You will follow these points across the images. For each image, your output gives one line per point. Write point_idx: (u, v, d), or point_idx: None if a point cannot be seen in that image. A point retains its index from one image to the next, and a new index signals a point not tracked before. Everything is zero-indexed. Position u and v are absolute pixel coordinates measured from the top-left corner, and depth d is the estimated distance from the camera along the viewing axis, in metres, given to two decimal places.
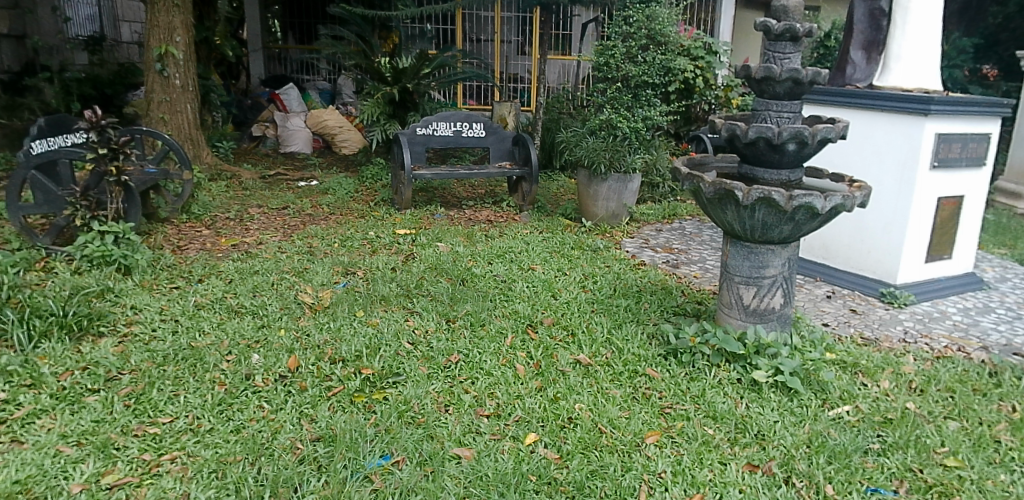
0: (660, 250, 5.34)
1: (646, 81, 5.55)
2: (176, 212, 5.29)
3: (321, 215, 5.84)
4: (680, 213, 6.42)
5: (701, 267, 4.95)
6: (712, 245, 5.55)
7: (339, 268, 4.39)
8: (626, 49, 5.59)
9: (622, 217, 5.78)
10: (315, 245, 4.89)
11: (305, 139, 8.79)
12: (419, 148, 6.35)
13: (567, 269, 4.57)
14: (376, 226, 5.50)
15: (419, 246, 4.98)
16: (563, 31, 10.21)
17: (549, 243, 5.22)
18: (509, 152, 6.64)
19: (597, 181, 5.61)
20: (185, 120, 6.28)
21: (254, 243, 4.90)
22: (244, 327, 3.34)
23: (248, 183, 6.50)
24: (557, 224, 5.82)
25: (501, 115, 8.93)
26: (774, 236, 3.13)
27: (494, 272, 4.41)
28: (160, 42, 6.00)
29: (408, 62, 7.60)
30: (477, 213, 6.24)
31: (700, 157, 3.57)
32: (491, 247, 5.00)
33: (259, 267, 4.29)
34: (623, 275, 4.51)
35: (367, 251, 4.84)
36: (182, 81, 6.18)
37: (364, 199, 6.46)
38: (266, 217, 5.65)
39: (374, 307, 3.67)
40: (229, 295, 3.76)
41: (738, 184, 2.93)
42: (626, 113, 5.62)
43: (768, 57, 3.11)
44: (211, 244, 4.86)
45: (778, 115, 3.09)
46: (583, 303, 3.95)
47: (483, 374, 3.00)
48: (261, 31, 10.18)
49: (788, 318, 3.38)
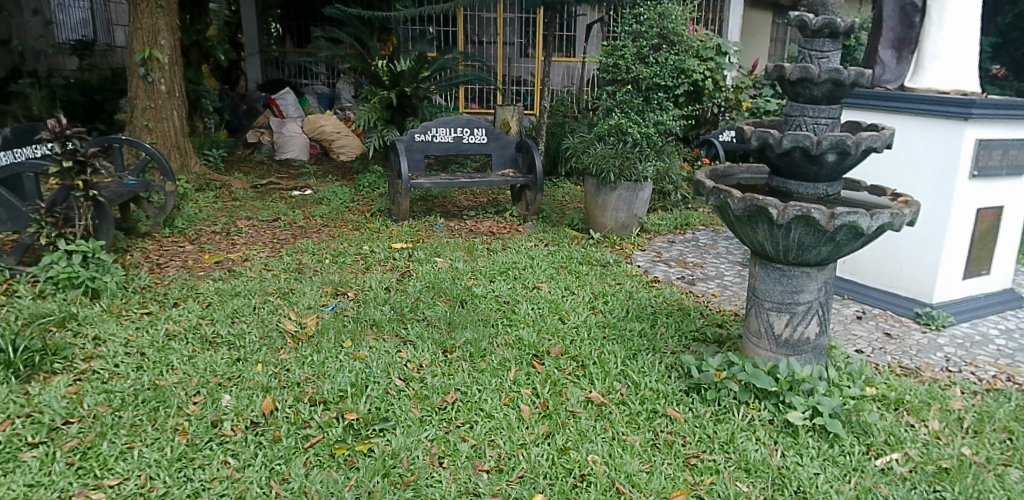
0: (674, 264, 4.99)
1: (658, 84, 5.11)
2: (157, 226, 4.97)
3: (314, 227, 5.51)
4: (694, 222, 6.06)
5: (720, 284, 4.60)
6: (729, 258, 5.20)
7: (329, 288, 4.05)
8: (637, 49, 5.15)
9: (632, 228, 5.45)
10: (304, 262, 4.56)
11: (302, 145, 8.48)
12: (417, 155, 6.01)
13: (575, 288, 4.22)
14: (371, 240, 5.17)
15: (416, 262, 4.63)
16: (565, 32, 10.00)
17: (556, 257, 4.87)
18: (512, 158, 6.30)
19: (606, 190, 5.29)
20: (171, 128, 5.95)
21: (239, 260, 4.57)
22: (217, 361, 2.99)
23: (238, 193, 6.18)
24: (563, 236, 5.49)
25: (504, 120, 8.63)
26: (810, 258, 2.78)
27: (497, 292, 4.05)
28: (144, 46, 5.68)
29: (406, 66, 7.24)
30: (479, 224, 5.90)
31: (725, 168, 3.20)
32: (494, 263, 4.66)
33: (242, 287, 3.96)
34: (636, 294, 4.16)
35: (359, 269, 4.51)
36: (167, 86, 5.86)
37: (360, 209, 6.13)
38: (255, 230, 5.33)
39: (363, 335, 3.33)
40: (205, 321, 3.43)
41: (772, 201, 2.58)
42: (637, 118, 5.23)
43: (803, 56, 2.77)
44: (193, 261, 4.54)
45: (814, 121, 2.76)
46: (594, 327, 3.59)
47: (483, 417, 2.66)
48: (258, 34, 9.87)
49: (824, 348, 3.04)
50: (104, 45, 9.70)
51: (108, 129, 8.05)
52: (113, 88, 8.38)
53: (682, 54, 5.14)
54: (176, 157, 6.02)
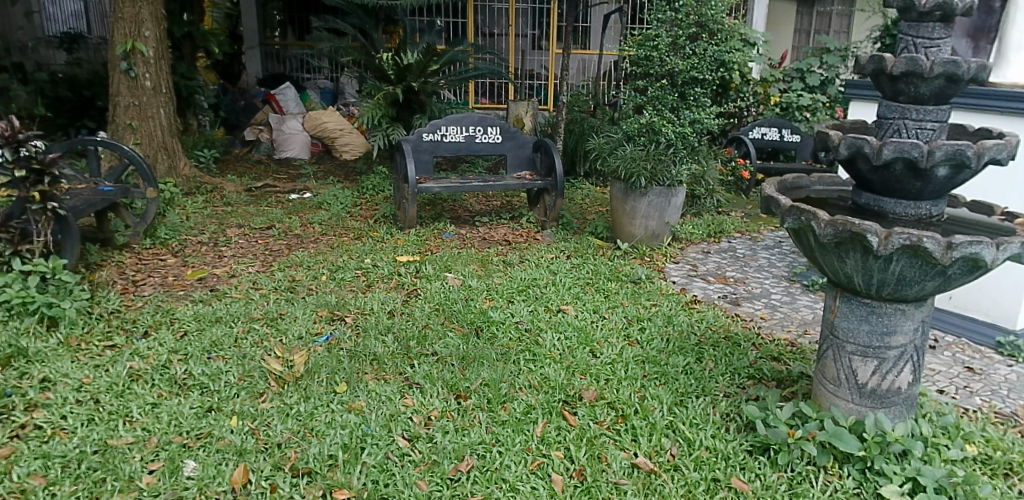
0: (713, 279, 4.47)
1: (695, 78, 4.62)
2: (137, 236, 4.47)
3: (311, 236, 5.02)
4: (728, 229, 5.55)
5: (768, 305, 4.07)
6: (772, 273, 4.67)
7: (324, 312, 3.56)
8: (671, 39, 4.61)
9: (663, 237, 4.93)
10: (297, 279, 4.05)
11: (302, 143, 8.02)
12: (425, 156, 5.50)
13: (605, 311, 3.69)
14: (374, 252, 4.66)
15: (424, 279, 4.11)
16: (579, 24, 9.43)
17: (580, 272, 4.35)
18: (529, 159, 5.79)
19: (635, 196, 4.75)
20: (158, 126, 5.45)
21: (225, 277, 4.07)
22: (184, 412, 2.47)
23: (230, 197, 5.70)
24: (587, 245, 4.98)
25: (517, 116, 8.16)
26: (909, 294, 2.26)
27: (516, 316, 3.54)
28: (126, 38, 5.18)
29: (413, 58, 6.70)
30: (492, 232, 5.39)
31: (794, 179, 2.70)
32: (513, 279, 4.15)
33: (224, 311, 3.47)
34: (675, 318, 3.64)
35: (360, 287, 4.00)
36: (153, 82, 5.36)
37: (363, 214, 5.64)
38: (247, 240, 4.84)
39: (361, 375, 2.83)
40: (178, 358, 2.92)
41: (872, 227, 2.06)
42: (671, 116, 4.75)
43: (904, 45, 2.23)
44: (174, 277, 4.05)
45: (918, 125, 2.22)
46: (632, 363, 3.06)
47: (505, 492, 2.15)
48: (258, 27, 9.39)
49: (915, 398, 2.52)
50: (97, 38, 9.24)
51: (98, 126, 7.58)
52: (103, 84, 7.90)
53: (724, 45, 4.61)
54: (164, 158, 5.52)
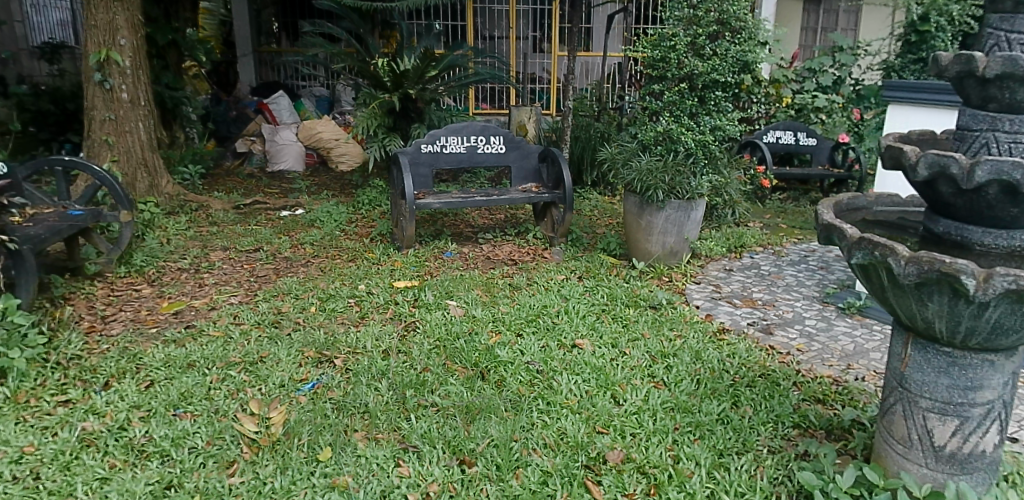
0: (739, 302, 4.08)
1: (715, 81, 4.26)
2: (111, 264, 4.07)
3: (301, 259, 4.65)
4: (749, 243, 5.18)
5: (803, 333, 3.68)
6: (802, 292, 4.30)
7: (310, 352, 3.17)
8: (689, 38, 4.23)
9: (682, 255, 4.54)
10: (283, 312, 3.67)
11: (296, 154, 7.66)
12: (424, 169, 5.13)
13: (625, 345, 3.31)
14: (368, 276, 4.28)
15: (423, 309, 3.73)
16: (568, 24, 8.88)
17: (595, 297, 3.97)
18: (535, 171, 5.41)
19: (651, 211, 4.34)
20: (137, 141, 5.07)
21: (204, 309, 3.70)
22: (137, 492, 2.11)
23: (216, 216, 5.33)
24: (599, 263, 4.61)
25: (520, 122, 7.79)
26: (1003, 344, 1.88)
27: (526, 354, 3.15)
28: (99, 47, 4.81)
29: (410, 64, 6.33)
30: (497, 250, 5.02)
31: (850, 198, 2.39)
32: (521, 307, 3.77)
33: (198, 354, 3.10)
34: (704, 352, 3.25)
35: (352, 319, 3.62)
36: (130, 94, 4.99)
37: (358, 232, 5.27)
38: (231, 265, 4.47)
39: (348, 435, 2.46)
40: (140, 415, 2.56)
41: (968, 267, 1.68)
42: (689, 123, 4.37)
43: (995, 42, 1.85)
44: (148, 311, 3.68)
45: (1013, 138, 1.83)
46: (660, 412, 2.69)
47: None
48: (250, 33, 9.04)
49: (1000, 461, 2.15)
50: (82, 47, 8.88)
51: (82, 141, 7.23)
52: None
53: (747, 43, 4.26)
54: (145, 176, 5.15)
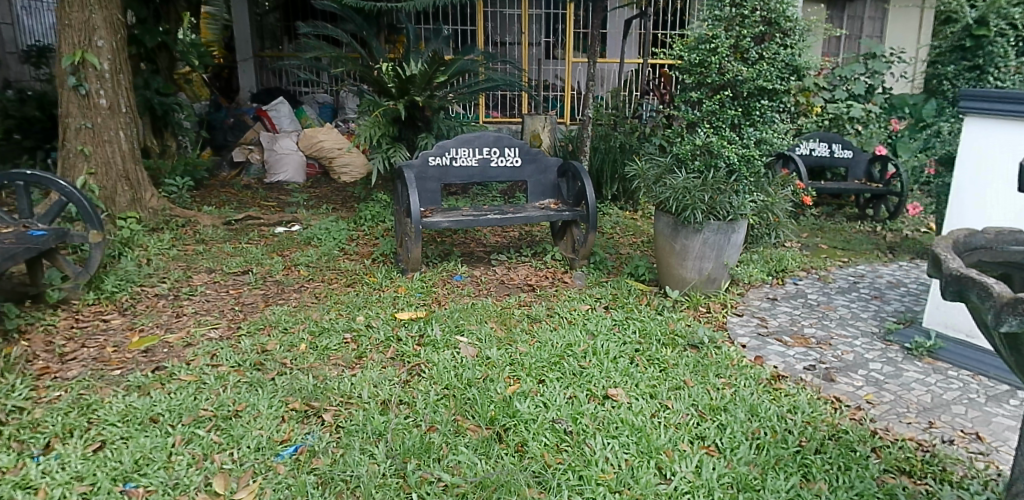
0: (789, 339, 3.60)
1: (761, 89, 3.78)
2: (78, 289, 3.60)
3: (294, 283, 4.18)
4: (790, 268, 4.72)
5: (870, 381, 3.18)
6: (858, 328, 3.81)
7: (295, 404, 2.69)
8: (732, 40, 3.74)
9: (721, 282, 4.06)
10: (270, 349, 3.19)
11: (296, 164, 7.23)
12: (431, 184, 4.65)
13: (666, 397, 2.82)
14: (369, 305, 3.80)
15: (430, 348, 3.24)
16: (585, 30, 8.43)
17: (626, 333, 3.47)
18: (553, 186, 4.94)
19: (687, 233, 3.87)
20: (117, 152, 4.62)
21: (180, 345, 3.23)
22: None
23: (205, 234, 4.89)
24: (628, 291, 4.14)
25: (534, 131, 7.33)
26: None
27: (552, 407, 2.67)
28: (73, 48, 4.37)
29: (417, 69, 5.82)
30: (513, 273, 4.55)
31: (964, 236, 1.91)
32: (543, 346, 3.27)
33: (162, 406, 2.62)
34: (760, 407, 2.77)
35: (348, 360, 3.13)
36: (109, 100, 4.55)
37: (360, 252, 4.82)
38: (216, 290, 4.00)
39: None
40: (81, 492, 2.12)
41: None
42: (730, 135, 3.91)
43: None
44: (114, 347, 3.20)
45: None
46: (716, 490, 2.23)
47: None
48: (251, 36, 8.63)
49: None
50: None
51: None
52: None
53: (796, 47, 3.76)
54: (126, 189, 4.69)
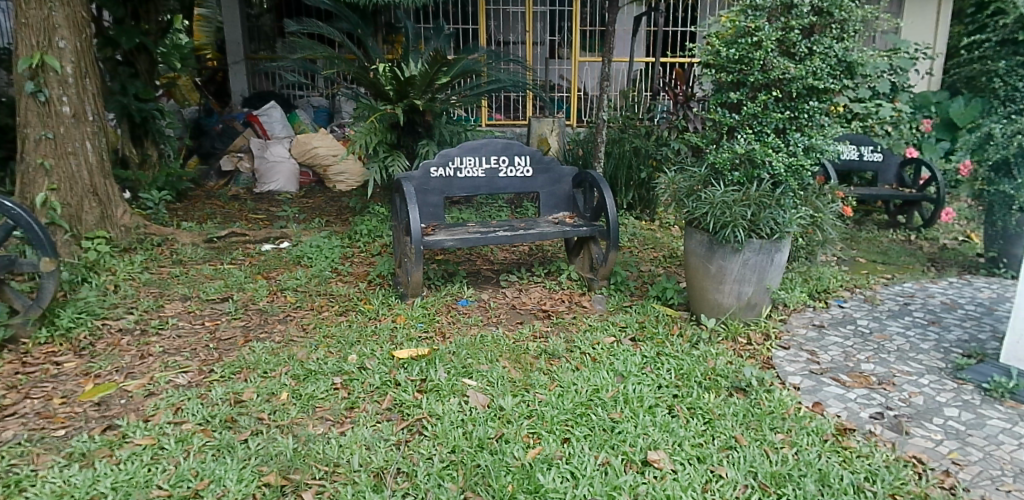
0: (847, 378, 3.13)
1: (812, 88, 3.31)
2: (27, 326, 3.13)
3: (280, 311, 3.71)
4: (832, 288, 4.26)
5: (950, 432, 2.70)
6: (921, 362, 3.34)
7: (271, 477, 2.23)
8: (778, 33, 3.28)
9: (761, 308, 3.59)
10: (245, 399, 2.72)
11: (289, 173, 6.78)
12: (433, 197, 4.18)
13: (718, 462, 2.35)
14: (363, 340, 3.33)
15: (434, 394, 2.78)
16: (593, 28, 7.97)
17: (660, 372, 3.00)
18: (568, 197, 4.47)
19: (725, 253, 3.41)
20: (83, 166, 4.16)
21: (141, 394, 2.76)
22: None
23: (185, 254, 4.43)
24: (656, 319, 3.67)
25: (542, 135, 6.84)
26: None
27: (583, 480, 2.21)
28: (31, 51, 3.91)
29: (417, 70, 5.33)
30: (525, 297, 4.07)
31: None
32: (565, 392, 2.80)
33: (108, 482, 2.16)
34: (832, 475, 2.30)
35: (336, 413, 2.66)
36: (74, 107, 4.09)
37: (355, 274, 4.34)
38: (190, 322, 3.52)
39: None
40: None
41: None
42: (773, 142, 3.44)
43: None
44: (63, 398, 2.73)
45: None
46: None
47: None
48: (242, 38, 8.17)
49: None
50: None
51: None
52: None
53: (849, 40, 3.31)
54: (94, 206, 4.23)
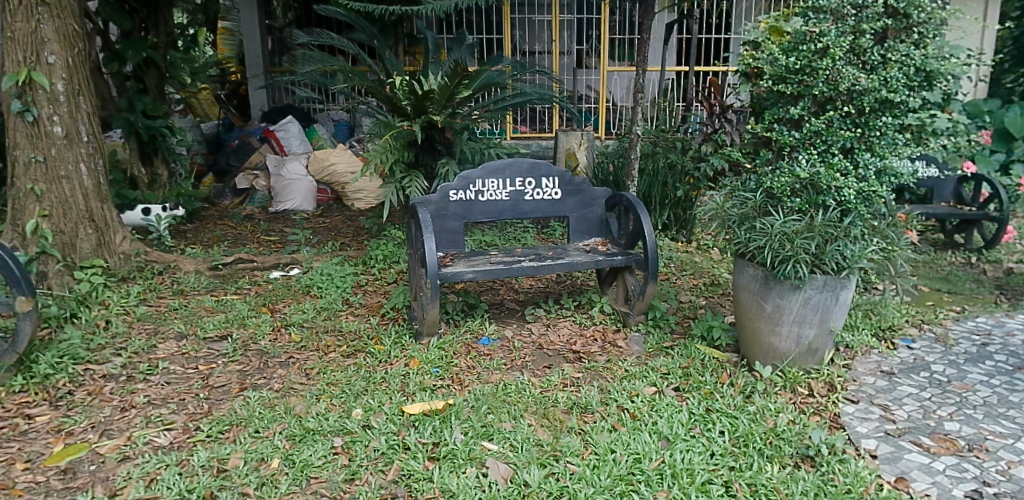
0: (931, 442, 2.65)
1: (885, 101, 2.87)
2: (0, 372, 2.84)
3: (282, 352, 3.36)
4: (897, 325, 3.77)
5: None
6: (1015, 420, 2.85)
7: None
8: (846, 39, 2.84)
9: (824, 353, 3.12)
10: (229, 468, 2.36)
11: (305, 192, 6.46)
12: (453, 224, 3.81)
13: None
14: (371, 390, 2.95)
15: (445, 464, 2.39)
16: (623, 36, 7.56)
17: (711, 436, 2.57)
18: (601, 222, 4.05)
19: (782, 291, 2.97)
20: (77, 189, 3.86)
21: (114, 458, 2.42)
22: None
23: (186, 284, 4.12)
24: (702, 364, 3.22)
25: (570, 150, 6.42)
26: None
27: None
28: (19, 67, 3.64)
29: (437, 83, 4.97)
30: (554, 334, 3.65)
31: None
32: (601, 462, 2.39)
33: None
34: None
35: (334, 486, 2.29)
36: (66, 128, 3.81)
37: (367, 307, 3.97)
38: (183, 365, 3.18)
39: None
40: None
41: None
42: (838, 164, 3.00)
43: None
44: (28, 462, 2.41)
45: None
46: None
47: None
48: (261, 51, 7.93)
49: None
50: None
51: None
52: None
53: (930, 46, 2.85)
54: (90, 232, 3.94)
